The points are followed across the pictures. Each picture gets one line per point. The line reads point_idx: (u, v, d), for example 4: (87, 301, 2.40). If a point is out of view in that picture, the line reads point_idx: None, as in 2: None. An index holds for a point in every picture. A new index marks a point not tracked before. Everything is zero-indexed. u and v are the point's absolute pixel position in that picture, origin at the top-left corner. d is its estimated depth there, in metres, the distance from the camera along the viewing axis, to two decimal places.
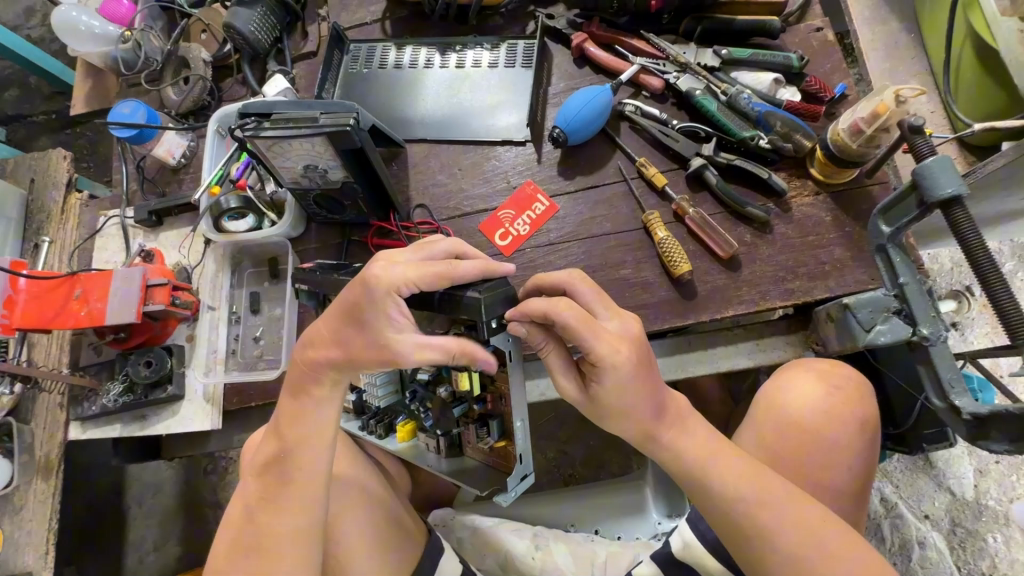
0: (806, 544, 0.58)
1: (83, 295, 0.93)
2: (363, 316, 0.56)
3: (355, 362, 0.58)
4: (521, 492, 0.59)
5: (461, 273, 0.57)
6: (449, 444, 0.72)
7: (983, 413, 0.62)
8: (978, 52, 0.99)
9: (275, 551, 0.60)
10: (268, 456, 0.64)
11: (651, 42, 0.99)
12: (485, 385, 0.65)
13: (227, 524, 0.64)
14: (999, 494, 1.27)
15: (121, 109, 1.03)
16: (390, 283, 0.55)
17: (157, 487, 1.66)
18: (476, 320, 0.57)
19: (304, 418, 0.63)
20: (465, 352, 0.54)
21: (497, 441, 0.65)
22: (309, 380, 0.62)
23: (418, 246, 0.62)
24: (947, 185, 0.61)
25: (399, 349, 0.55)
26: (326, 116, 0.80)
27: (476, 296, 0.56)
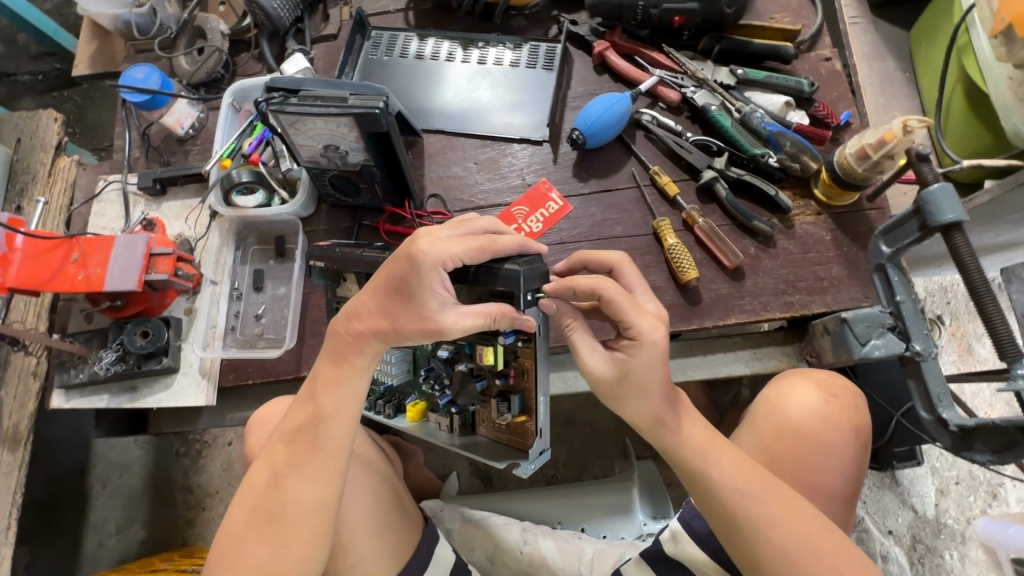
0: (796, 543, 0.60)
1: (82, 259, 0.90)
2: (407, 290, 0.58)
3: (399, 332, 0.60)
4: (539, 465, 0.65)
5: (504, 249, 0.60)
6: (462, 423, 0.74)
7: (970, 425, 0.66)
8: (969, 94, 1.06)
9: (294, 519, 0.62)
10: (294, 424, 0.65)
11: (670, 57, 1.03)
12: (509, 360, 0.68)
13: (245, 489, 0.64)
14: (957, 514, 1.34)
15: (134, 74, 1.01)
16: (439, 258, 0.57)
17: (124, 468, 1.59)
18: (514, 292, 0.60)
19: (336, 388, 0.64)
20: (505, 315, 0.59)
21: (517, 416, 0.67)
22: (347, 350, 0.63)
23: (455, 222, 0.63)
24: (949, 212, 0.66)
25: (439, 326, 0.58)
26: (356, 97, 0.80)
27: (516, 267, 0.59)
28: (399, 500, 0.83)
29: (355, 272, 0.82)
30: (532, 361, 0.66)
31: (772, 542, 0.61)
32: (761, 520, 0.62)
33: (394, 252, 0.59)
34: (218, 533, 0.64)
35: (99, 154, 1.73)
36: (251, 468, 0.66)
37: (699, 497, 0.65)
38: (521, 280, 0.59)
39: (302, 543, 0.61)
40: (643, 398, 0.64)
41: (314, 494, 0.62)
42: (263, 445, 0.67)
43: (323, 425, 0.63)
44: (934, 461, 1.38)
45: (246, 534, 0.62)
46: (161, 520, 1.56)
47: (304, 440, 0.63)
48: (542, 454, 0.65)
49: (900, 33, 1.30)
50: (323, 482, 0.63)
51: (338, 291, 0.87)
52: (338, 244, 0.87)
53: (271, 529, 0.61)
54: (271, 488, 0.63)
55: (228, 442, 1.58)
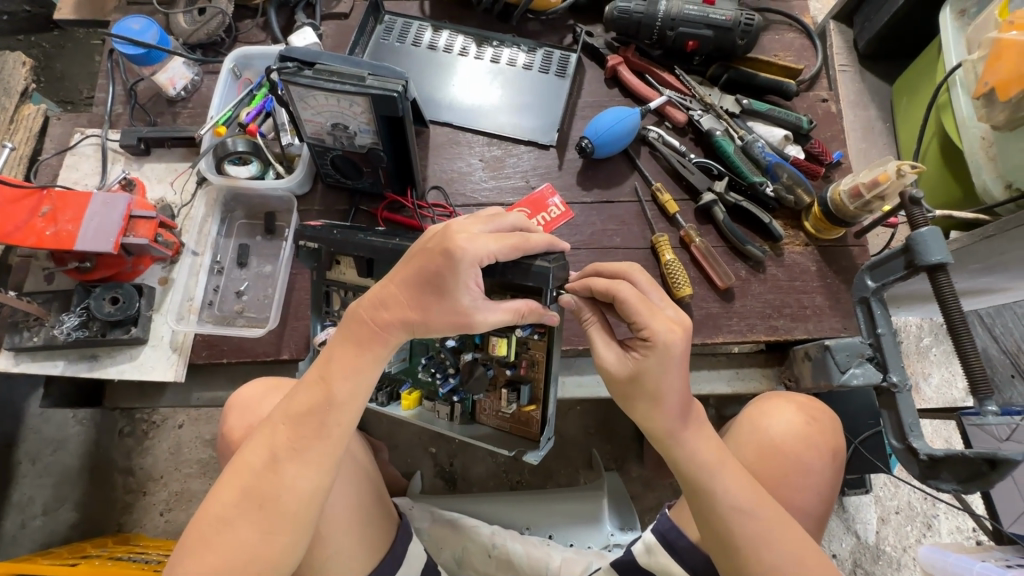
0: (787, 556, 0.64)
1: (52, 214, 0.84)
2: (440, 284, 0.61)
3: (428, 325, 0.63)
4: (549, 450, 0.75)
5: (536, 245, 0.65)
6: (462, 412, 0.81)
7: (938, 455, 0.70)
8: (944, 147, 1.13)
9: (286, 506, 0.61)
10: (299, 407, 0.64)
11: (680, 79, 1.05)
12: (520, 352, 0.76)
13: (235, 469, 0.62)
14: (895, 542, 1.42)
15: (130, 25, 0.94)
16: (477, 256, 0.61)
17: (57, 445, 1.47)
18: (543, 288, 0.67)
19: (352, 374, 0.64)
20: (532, 311, 0.65)
21: (526, 405, 0.76)
22: (372, 336, 0.64)
23: (484, 218, 0.66)
24: (935, 253, 0.70)
25: (472, 322, 0.63)
26: (374, 78, 0.78)
27: (547, 264, 0.65)
28: (380, 493, 0.82)
29: (354, 256, 0.78)
30: (543, 353, 0.74)
31: (766, 562, 0.64)
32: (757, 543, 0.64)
33: (429, 245, 0.63)
34: (197, 512, 0.62)
35: (65, 106, 1.62)
36: (244, 447, 0.64)
37: (700, 510, 0.67)
38: (551, 278, 0.66)
39: (291, 529, 0.61)
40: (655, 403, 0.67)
41: (310, 480, 0.62)
42: (259, 425, 0.65)
43: (331, 410, 0.63)
44: (878, 490, 1.45)
45: (234, 516, 0.60)
46: (94, 504, 1.44)
47: (309, 424, 0.63)
48: (549, 440, 0.75)
49: (884, 85, 1.37)
50: (321, 470, 0.62)
51: (327, 273, 0.82)
52: (334, 224, 0.82)
53: (261, 513, 0.60)
54: (266, 471, 0.61)
55: (178, 425, 1.49)
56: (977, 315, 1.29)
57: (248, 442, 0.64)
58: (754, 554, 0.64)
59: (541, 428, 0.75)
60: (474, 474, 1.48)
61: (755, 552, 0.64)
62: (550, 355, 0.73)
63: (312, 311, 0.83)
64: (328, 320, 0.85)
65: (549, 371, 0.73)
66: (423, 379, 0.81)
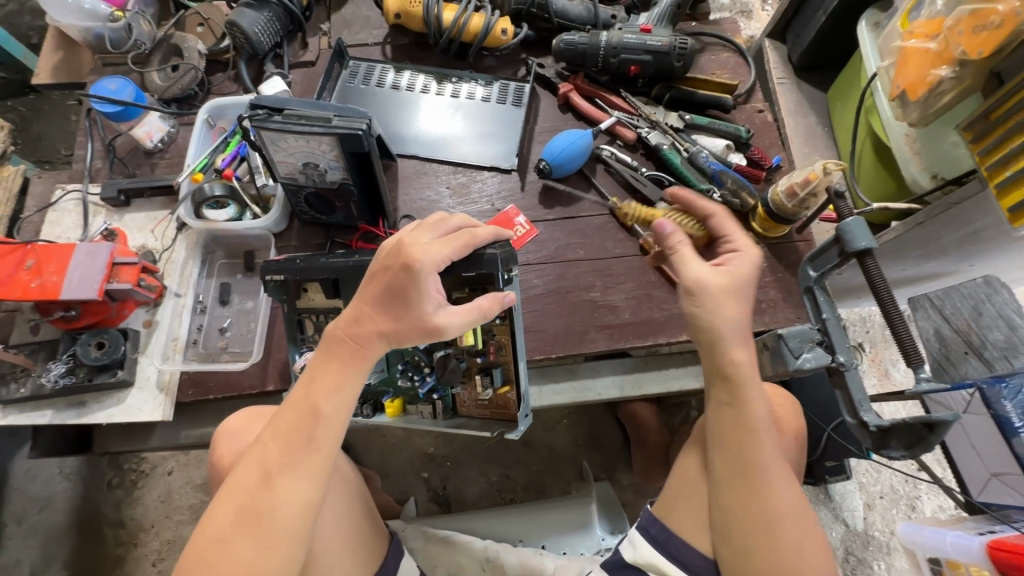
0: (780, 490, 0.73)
1: (36, 266, 0.87)
2: (405, 297, 0.68)
3: (401, 335, 0.69)
4: (528, 424, 0.83)
5: (483, 238, 0.74)
6: (444, 408, 0.90)
7: (885, 424, 0.75)
8: (876, 146, 1.23)
9: (280, 519, 0.64)
10: (288, 424, 0.67)
11: (626, 101, 1.14)
12: (487, 339, 0.84)
13: (228, 490, 0.66)
14: (883, 525, 1.47)
15: (107, 85, 1.02)
16: (433, 264, 0.68)
17: (45, 502, 1.46)
18: (493, 272, 0.76)
19: (336, 390, 0.68)
20: (496, 304, 0.73)
21: (501, 386, 0.85)
22: (353, 352, 0.69)
23: (432, 225, 0.74)
24: (862, 240, 0.77)
25: (438, 327, 0.69)
26: (340, 119, 0.84)
27: (496, 251, 0.75)
28: (367, 509, 0.86)
29: (319, 280, 0.83)
30: (507, 336, 0.83)
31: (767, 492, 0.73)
32: (773, 493, 0.73)
33: (389, 262, 0.69)
34: (194, 535, 0.64)
35: (43, 166, 1.66)
36: (237, 468, 0.67)
37: (732, 438, 0.75)
38: (497, 261, 0.75)
39: (284, 543, 0.64)
40: (724, 346, 0.76)
41: (301, 494, 0.65)
42: (250, 444, 0.68)
43: (318, 424, 0.67)
44: (861, 476, 1.51)
45: (230, 535, 0.63)
46: (85, 561, 1.42)
47: (298, 438, 0.66)
48: (526, 416, 0.84)
49: (819, 93, 1.48)
50: (311, 484, 0.66)
51: (298, 303, 0.87)
52: (296, 256, 0.86)
53: (258, 531, 0.63)
54: (259, 488, 0.64)
55: (168, 472, 1.49)
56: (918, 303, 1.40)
57: (238, 464, 0.67)
58: (770, 504, 0.73)
59: (517, 406, 0.83)
60: (469, 496, 1.51)
61: (774, 502, 0.73)
62: (512, 339, 0.83)
63: (287, 340, 0.87)
64: (305, 347, 0.88)
65: (515, 353, 0.82)
66: (403, 386, 0.88)
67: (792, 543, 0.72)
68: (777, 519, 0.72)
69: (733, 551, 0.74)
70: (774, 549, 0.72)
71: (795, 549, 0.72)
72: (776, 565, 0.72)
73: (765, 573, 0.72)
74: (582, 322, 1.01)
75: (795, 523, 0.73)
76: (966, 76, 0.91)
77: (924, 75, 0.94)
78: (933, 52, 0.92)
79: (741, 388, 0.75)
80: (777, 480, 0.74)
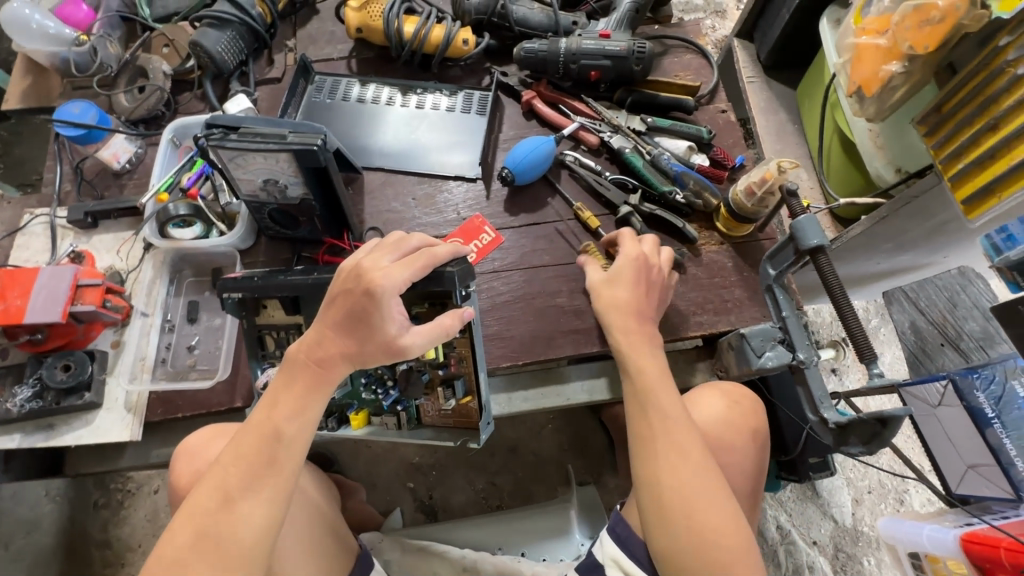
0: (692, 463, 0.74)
1: (1, 291, 0.88)
2: (368, 320, 0.68)
3: (365, 357, 0.70)
4: (490, 431, 0.84)
5: (442, 256, 0.74)
6: (408, 419, 0.90)
7: (844, 421, 0.75)
8: (844, 143, 1.23)
9: (241, 542, 0.64)
10: (248, 448, 0.67)
11: (589, 105, 1.15)
12: (448, 352, 0.86)
13: (187, 512, 0.65)
14: (871, 520, 1.46)
15: (70, 108, 1.03)
16: (396, 287, 0.68)
17: (31, 526, 1.46)
18: (451, 290, 0.77)
19: (298, 412, 0.68)
20: (458, 321, 0.74)
21: (463, 397, 0.86)
22: (316, 376, 0.69)
23: (391, 246, 0.73)
24: (812, 237, 0.77)
25: (403, 348, 0.70)
26: (295, 135, 0.85)
27: (453, 269, 0.76)
28: (326, 518, 0.89)
29: (278, 297, 0.84)
30: (468, 348, 0.85)
31: (671, 463, 0.74)
32: (668, 460, 0.75)
33: (350, 286, 0.69)
34: (152, 555, 0.64)
35: (25, 190, 1.68)
36: (196, 489, 0.66)
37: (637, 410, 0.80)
38: (454, 278, 0.76)
39: (243, 563, 0.63)
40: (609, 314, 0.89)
41: (263, 515, 0.65)
42: (209, 466, 0.67)
43: (280, 446, 0.67)
44: (848, 471, 1.50)
45: (188, 558, 0.62)
46: None
47: (260, 461, 0.66)
48: (488, 425, 0.84)
49: (789, 91, 1.48)
50: (273, 505, 0.66)
51: (257, 318, 0.89)
52: (254, 272, 0.87)
53: (216, 553, 0.63)
54: (220, 509, 0.64)
55: (154, 491, 1.49)
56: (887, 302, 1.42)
57: (197, 487, 0.67)
58: (663, 471, 0.74)
59: (479, 415, 0.84)
60: (455, 504, 1.50)
61: (670, 469, 0.74)
62: (472, 350, 0.84)
63: (248, 356, 0.88)
64: (267, 363, 0.90)
65: (476, 364, 0.84)
66: (367, 400, 0.88)
67: (690, 513, 0.71)
68: (670, 485, 0.73)
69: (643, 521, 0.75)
70: (671, 517, 0.72)
71: (690, 519, 0.71)
72: (673, 533, 0.71)
73: (666, 541, 0.72)
74: (549, 328, 1.01)
75: (699, 495, 0.72)
76: (917, 71, 0.92)
77: (877, 71, 0.95)
78: (883, 48, 0.93)
79: (632, 355, 0.84)
80: (674, 447, 0.75)
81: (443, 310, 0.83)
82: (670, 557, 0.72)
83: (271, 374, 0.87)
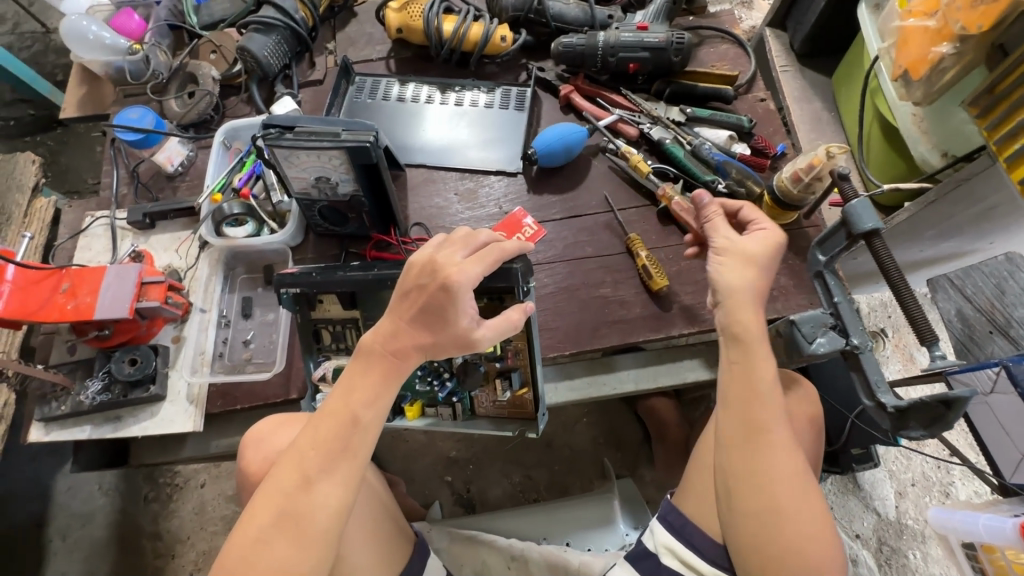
0: (791, 464, 0.72)
1: (72, 289, 0.92)
2: (443, 315, 0.69)
3: (437, 348, 0.71)
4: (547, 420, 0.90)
5: (511, 251, 0.75)
6: (462, 409, 0.93)
7: (903, 404, 0.75)
8: (884, 127, 1.22)
9: (318, 523, 0.66)
10: (326, 433, 0.69)
11: (628, 98, 1.15)
12: (505, 345, 0.87)
13: (266, 493, 0.68)
14: (916, 513, 1.43)
15: (129, 114, 1.08)
16: (471, 284, 0.69)
17: (87, 518, 1.52)
18: (513, 285, 0.80)
19: (374, 401, 0.70)
20: (523, 313, 0.76)
21: (519, 389, 0.89)
22: (390, 366, 0.71)
23: (461, 241, 0.73)
24: (868, 221, 0.76)
25: (474, 342, 0.72)
26: (348, 133, 0.88)
27: (515, 263, 0.79)
28: (386, 506, 0.90)
29: (336, 292, 0.87)
30: (525, 343, 0.87)
31: (773, 461, 0.71)
32: (775, 455, 0.72)
33: (423, 281, 0.70)
34: (233, 534, 0.67)
35: (73, 196, 1.74)
36: (272, 472, 0.69)
37: (740, 402, 0.74)
38: (518, 274, 0.79)
39: (320, 543, 0.66)
40: (738, 304, 0.76)
41: (337, 496, 0.68)
42: (285, 449, 0.70)
43: (357, 431, 0.70)
44: (891, 464, 1.48)
45: (270, 536, 0.66)
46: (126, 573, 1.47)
47: (336, 445, 0.69)
48: (543, 414, 0.90)
49: (824, 79, 1.47)
50: (346, 487, 0.69)
51: (313, 313, 0.92)
52: (309, 267, 0.88)
53: (296, 532, 0.66)
54: (298, 491, 0.67)
55: (201, 484, 1.54)
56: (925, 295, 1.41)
57: (273, 468, 0.69)
58: (771, 467, 0.71)
59: (535, 406, 0.89)
60: (492, 497, 1.52)
61: (777, 465, 0.71)
62: (529, 344, 0.86)
63: (305, 350, 0.92)
64: (321, 356, 0.94)
65: (534, 358, 0.86)
66: (421, 393, 0.91)
67: (790, 508, 0.70)
68: (778, 483, 0.70)
69: (733, 513, 0.73)
70: (771, 513, 0.70)
71: (792, 516, 0.70)
72: (770, 527, 0.70)
73: (757, 533, 0.71)
74: (593, 319, 1.02)
75: (794, 496, 0.71)
76: (968, 51, 0.91)
77: (925, 53, 0.95)
78: (932, 30, 0.93)
79: (754, 348, 0.75)
80: (781, 443, 0.72)
81: (500, 303, 0.86)
82: (759, 551, 0.71)
83: (328, 367, 0.91)
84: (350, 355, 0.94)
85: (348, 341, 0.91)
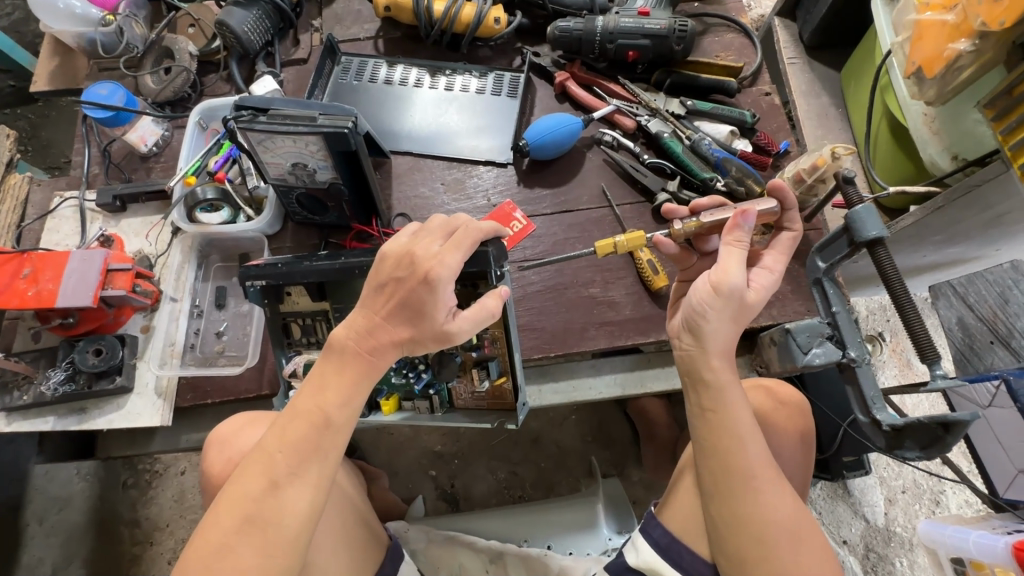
0: (782, 505, 0.68)
1: (33, 275, 0.88)
2: (421, 308, 0.65)
3: (417, 343, 0.67)
4: (528, 409, 0.86)
5: (487, 233, 0.70)
6: (441, 402, 0.90)
7: (899, 424, 0.71)
8: (893, 125, 1.17)
9: (285, 528, 0.63)
10: (295, 434, 0.65)
11: (626, 88, 1.10)
12: (482, 334, 0.84)
13: (231, 497, 0.63)
14: (905, 521, 1.41)
15: (98, 90, 1.01)
16: (450, 275, 0.65)
17: (64, 503, 1.49)
18: (486, 270, 0.76)
19: (347, 401, 0.66)
20: (499, 298, 0.71)
21: (497, 378, 0.85)
22: (366, 365, 0.67)
23: (439, 229, 0.68)
24: (872, 229, 0.72)
25: (452, 336, 0.67)
26: (325, 117, 0.82)
27: (487, 248, 0.75)
28: (357, 510, 0.87)
29: (304, 284, 0.82)
30: (501, 329, 0.83)
31: (765, 497, 0.68)
32: (763, 502, 0.68)
33: (401, 274, 0.65)
34: (193, 539, 0.63)
35: (53, 172, 1.69)
36: (238, 475, 0.64)
37: (718, 442, 0.70)
38: (491, 257, 0.75)
39: (287, 549, 0.63)
40: (704, 354, 0.71)
41: (306, 501, 0.64)
42: (251, 450, 0.66)
43: (328, 432, 0.65)
44: (881, 471, 1.45)
45: (233, 542, 0.62)
46: (103, 559, 1.45)
47: (306, 447, 0.65)
48: (525, 405, 0.86)
49: (833, 73, 1.41)
50: (316, 492, 0.65)
51: (282, 306, 0.88)
52: (277, 258, 0.84)
53: (262, 536, 0.62)
54: (265, 494, 0.63)
55: (181, 472, 1.51)
56: (923, 299, 1.39)
57: (240, 470, 0.65)
58: (761, 515, 0.67)
59: (515, 396, 0.85)
60: (476, 493, 1.49)
61: (766, 511, 0.67)
62: (507, 331, 0.83)
63: (275, 346, 0.88)
64: (292, 351, 0.89)
65: (512, 347, 0.83)
66: (396, 386, 0.87)
67: (787, 555, 0.67)
68: (774, 528, 0.67)
69: (728, 560, 0.69)
70: (767, 558, 0.67)
71: (791, 557, 0.67)
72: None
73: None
74: (581, 320, 0.98)
75: (790, 535, 0.67)
76: (987, 49, 0.85)
77: (941, 50, 0.90)
78: (950, 24, 0.88)
79: (724, 393, 0.70)
80: (768, 483, 0.68)
81: (475, 289, 0.82)
82: None
83: (298, 362, 0.86)
84: (321, 349, 0.90)
85: (317, 334, 0.88)
